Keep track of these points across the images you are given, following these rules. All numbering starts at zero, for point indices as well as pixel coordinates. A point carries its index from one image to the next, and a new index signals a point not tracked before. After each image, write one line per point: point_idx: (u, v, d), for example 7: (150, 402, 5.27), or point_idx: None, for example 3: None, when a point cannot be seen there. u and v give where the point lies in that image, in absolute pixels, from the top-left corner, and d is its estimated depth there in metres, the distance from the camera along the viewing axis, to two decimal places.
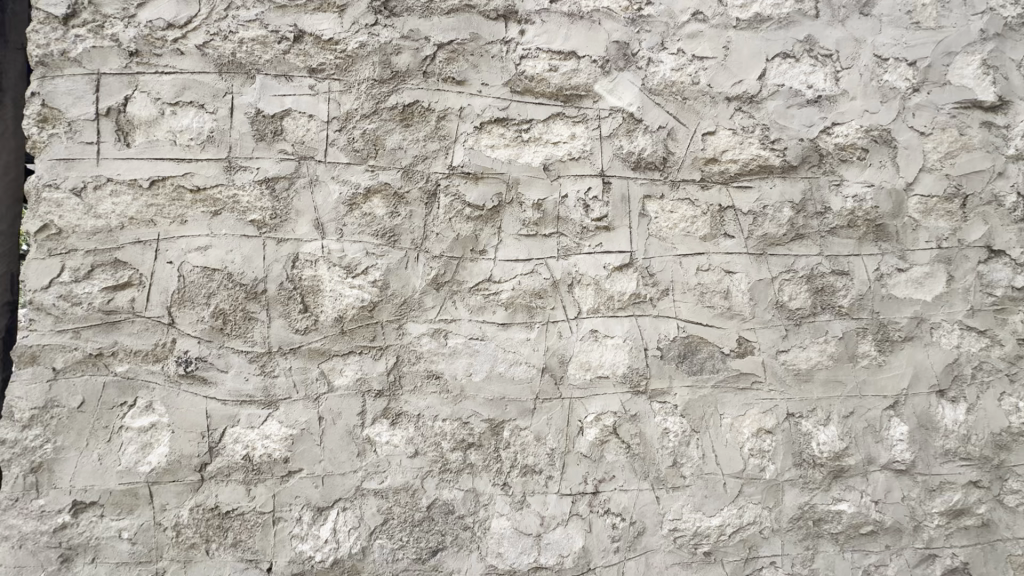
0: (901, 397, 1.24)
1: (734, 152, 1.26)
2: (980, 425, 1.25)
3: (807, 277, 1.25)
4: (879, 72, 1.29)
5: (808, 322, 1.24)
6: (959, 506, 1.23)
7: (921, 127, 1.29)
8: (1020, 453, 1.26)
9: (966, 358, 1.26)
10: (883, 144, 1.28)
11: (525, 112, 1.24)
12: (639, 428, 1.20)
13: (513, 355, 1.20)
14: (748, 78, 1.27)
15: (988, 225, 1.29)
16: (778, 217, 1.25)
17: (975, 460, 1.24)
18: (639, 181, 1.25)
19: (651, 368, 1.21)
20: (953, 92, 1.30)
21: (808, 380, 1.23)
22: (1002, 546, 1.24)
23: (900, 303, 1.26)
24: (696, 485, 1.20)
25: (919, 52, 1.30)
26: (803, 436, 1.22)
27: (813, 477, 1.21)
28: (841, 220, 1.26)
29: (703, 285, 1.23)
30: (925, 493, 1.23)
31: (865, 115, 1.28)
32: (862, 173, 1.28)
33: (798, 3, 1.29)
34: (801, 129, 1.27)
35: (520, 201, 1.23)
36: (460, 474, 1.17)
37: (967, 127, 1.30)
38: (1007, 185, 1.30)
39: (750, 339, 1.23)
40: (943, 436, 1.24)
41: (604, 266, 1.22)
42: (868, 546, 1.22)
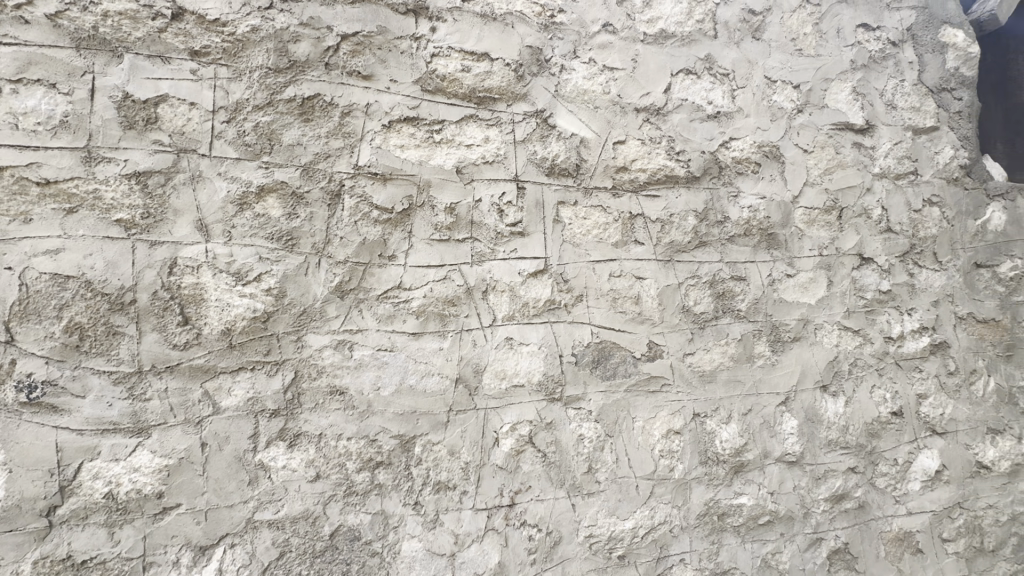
0: (791, 394, 1.34)
1: (643, 161, 1.30)
2: (856, 416, 1.38)
3: (709, 283, 1.31)
4: (769, 93, 1.40)
5: (711, 325, 1.30)
6: (839, 491, 1.35)
7: (804, 145, 1.41)
8: (888, 439, 1.40)
9: (843, 355, 1.39)
10: (773, 159, 1.38)
11: (437, 113, 1.19)
12: (555, 436, 1.19)
13: (425, 366, 1.14)
14: (655, 90, 1.32)
15: (860, 235, 1.43)
16: (682, 226, 1.31)
17: (852, 447, 1.37)
18: (553, 187, 1.24)
19: (566, 375, 1.21)
20: (830, 114, 1.44)
21: (712, 380, 1.29)
22: (876, 524, 1.38)
23: (789, 306, 1.36)
24: (610, 489, 1.21)
25: (802, 77, 1.42)
26: (708, 435, 1.27)
27: (716, 473, 1.27)
28: (738, 229, 1.34)
29: (615, 290, 1.25)
30: (812, 481, 1.33)
31: (757, 131, 1.38)
32: (756, 185, 1.37)
33: (698, 23, 1.36)
34: (703, 142, 1.34)
35: (432, 204, 1.17)
36: (368, 496, 1.09)
37: (841, 146, 1.44)
38: (874, 199, 1.45)
39: (659, 343, 1.27)
40: (826, 427, 1.35)
41: (519, 272, 1.20)
42: (765, 535, 1.29)
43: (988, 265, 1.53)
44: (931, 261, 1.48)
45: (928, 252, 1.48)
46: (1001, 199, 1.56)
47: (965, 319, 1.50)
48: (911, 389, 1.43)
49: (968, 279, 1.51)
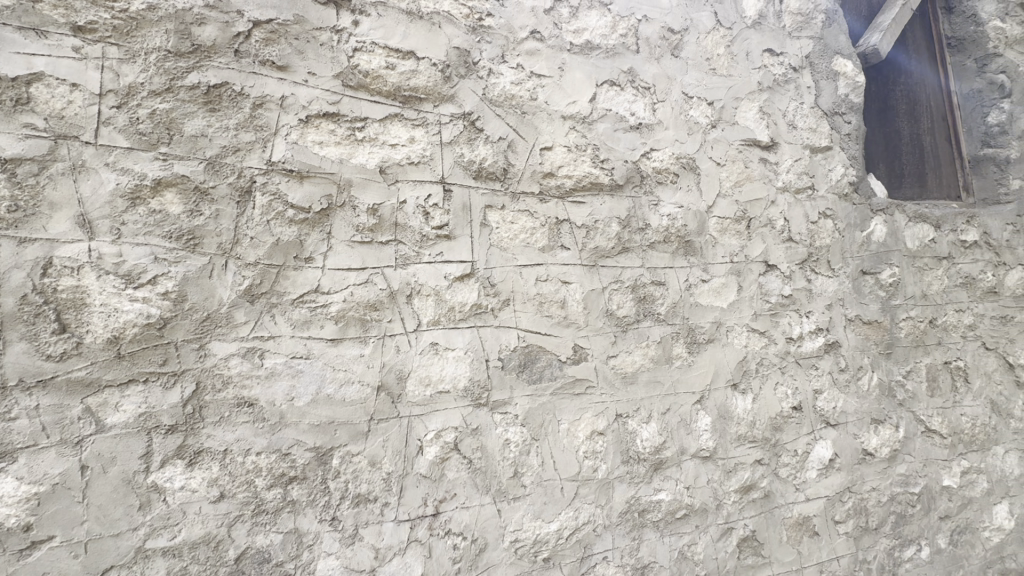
0: (705, 392, 1.41)
1: (570, 168, 1.32)
2: (762, 412, 1.48)
3: (632, 287, 1.36)
4: (686, 108, 1.48)
5: (633, 328, 1.35)
6: (748, 482, 1.44)
7: (718, 158, 1.50)
8: (790, 432, 1.52)
9: (751, 355, 1.49)
10: (690, 170, 1.46)
11: (359, 109, 1.15)
12: (480, 442, 1.18)
13: (345, 373, 1.09)
14: (581, 99, 1.35)
15: (765, 244, 1.55)
16: (606, 232, 1.34)
17: (759, 441, 1.47)
18: (480, 190, 1.23)
19: (492, 380, 1.20)
20: (740, 130, 1.55)
21: (633, 382, 1.34)
22: (779, 511, 1.48)
23: (704, 309, 1.44)
24: (536, 492, 1.22)
25: (715, 94, 1.52)
26: (629, 435, 1.32)
27: (637, 471, 1.32)
28: (658, 236, 1.40)
29: (541, 295, 1.26)
30: (724, 474, 1.42)
31: (675, 143, 1.45)
32: (674, 195, 1.44)
33: (622, 37, 1.41)
34: (626, 151, 1.39)
35: (353, 204, 1.13)
36: (279, 515, 1.02)
37: (749, 161, 1.55)
38: (777, 211, 1.57)
39: (584, 346, 1.30)
40: (736, 423, 1.44)
41: (445, 276, 1.18)
42: (682, 528, 1.35)
43: (872, 272, 1.71)
44: (825, 269, 1.63)
45: (823, 260, 1.63)
46: (882, 213, 1.75)
47: (854, 321, 1.66)
48: (809, 385, 1.56)
49: (856, 285, 1.68)
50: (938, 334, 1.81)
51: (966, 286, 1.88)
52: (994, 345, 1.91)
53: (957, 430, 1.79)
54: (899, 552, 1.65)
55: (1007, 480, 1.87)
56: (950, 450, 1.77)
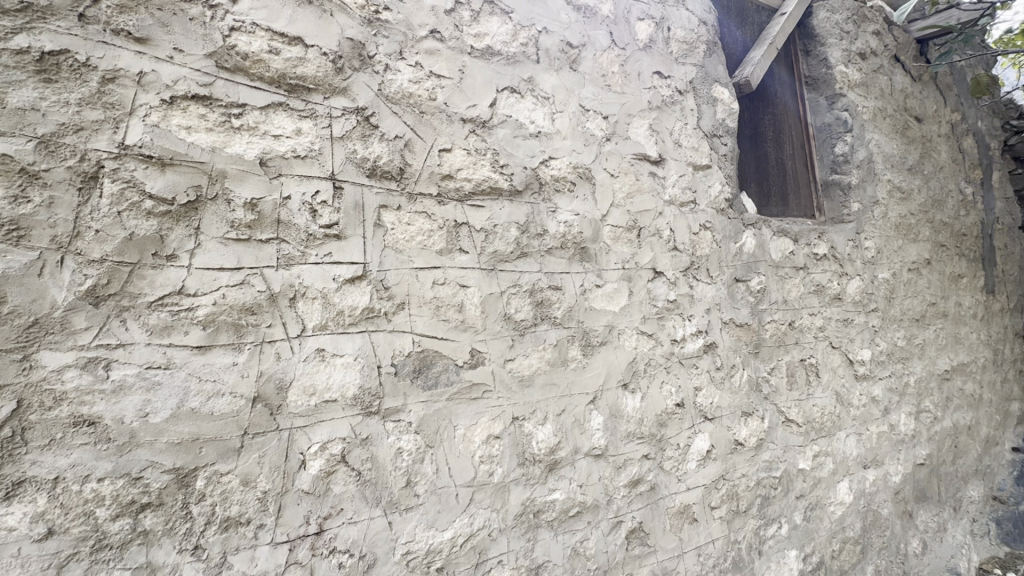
0: (598, 393, 1.48)
1: (469, 171, 1.32)
2: (649, 410, 1.58)
3: (529, 291, 1.38)
4: (583, 120, 1.54)
5: (530, 332, 1.38)
6: (636, 476, 1.52)
7: (611, 170, 1.59)
8: (673, 427, 1.64)
9: (640, 357, 1.58)
10: (586, 180, 1.52)
11: (237, 95, 1.05)
12: (371, 452, 1.12)
13: (214, 384, 0.98)
14: (480, 104, 1.36)
15: (654, 252, 1.66)
16: (505, 236, 1.36)
17: (646, 437, 1.56)
18: (374, 189, 1.18)
19: (384, 387, 1.15)
20: (632, 145, 1.64)
21: (530, 385, 1.36)
22: (663, 502, 1.59)
23: (597, 313, 1.51)
24: (429, 501, 1.19)
25: (610, 109, 1.60)
26: (525, 437, 1.33)
27: (533, 472, 1.34)
28: (555, 242, 1.44)
29: (438, 298, 1.24)
30: (614, 471, 1.49)
31: (573, 153, 1.50)
32: (571, 203, 1.49)
33: (522, 46, 1.44)
34: (525, 158, 1.41)
35: (228, 197, 1.02)
36: (127, 549, 0.89)
37: (640, 174, 1.65)
38: (664, 222, 1.69)
39: (481, 351, 1.30)
40: (626, 420, 1.52)
41: (334, 278, 1.12)
42: (575, 526, 1.40)
43: (743, 279, 1.90)
44: (705, 276, 1.79)
45: (703, 268, 1.78)
46: (752, 227, 1.96)
47: (728, 323, 1.83)
48: (690, 382, 1.70)
49: (730, 291, 1.85)
50: (796, 334, 2.06)
51: (818, 293, 2.16)
52: (839, 344, 2.22)
53: (810, 419, 2.05)
54: (763, 531, 1.84)
55: (847, 460, 2.17)
56: (805, 437, 2.02)
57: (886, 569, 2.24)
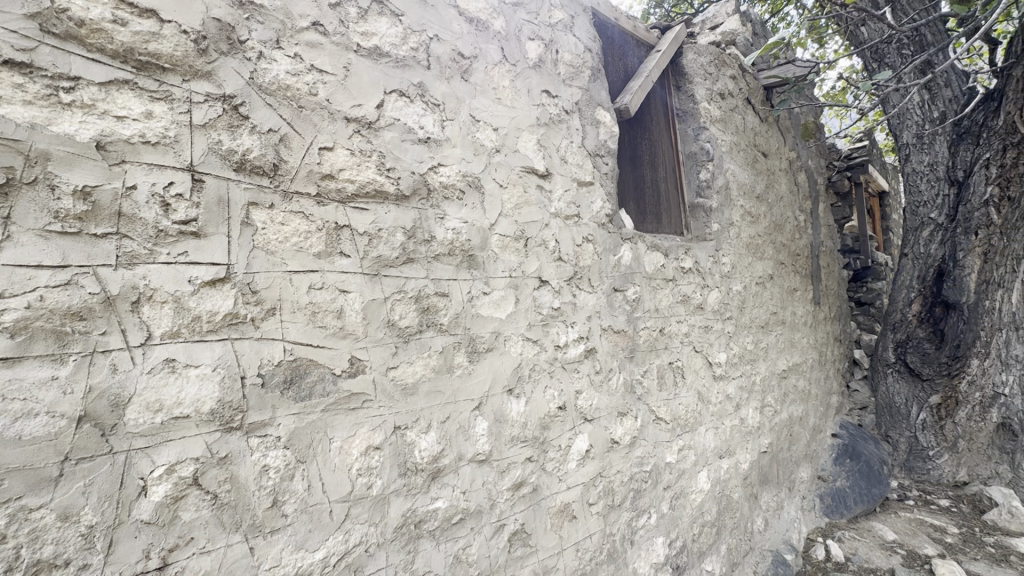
0: (483, 398, 1.50)
1: (352, 172, 1.27)
2: (533, 413, 1.63)
3: (415, 297, 1.36)
4: (473, 129, 1.57)
5: (415, 339, 1.35)
6: (519, 479, 1.57)
7: (500, 181, 1.63)
8: (555, 429, 1.71)
9: (525, 363, 1.64)
10: (475, 189, 1.55)
11: (69, 66, 0.91)
12: (230, 472, 1.02)
13: (24, 403, 0.82)
14: (366, 104, 1.32)
15: (540, 262, 1.73)
16: (391, 241, 1.33)
17: (529, 440, 1.62)
18: (242, 184, 1.09)
19: (249, 400, 1.06)
20: (520, 158, 1.71)
21: (413, 393, 1.33)
22: (545, 502, 1.65)
23: (484, 320, 1.53)
24: (298, 521, 1.11)
25: (499, 122, 1.65)
26: (407, 446, 1.31)
27: (414, 482, 1.31)
28: (443, 248, 1.44)
29: (315, 304, 1.17)
30: (498, 475, 1.51)
31: (462, 162, 1.52)
32: (460, 210, 1.50)
33: (412, 51, 1.43)
34: (413, 163, 1.40)
35: (51, 183, 0.87)
36: None
37: (528, 187, 1.72)
38: (551, 234, 1.78)
39: (362, 358, 1.25)
40: (511, 425, 1.56)
41: (190, 280, 1.00)
42: (457, 533, 1.40)
43: (621, 289, 2.06)
44: (587, 285, 1.90)
45: (585, 278, 1.90)
46: (629, 241, 2.13)
47: (607, 329, 1.97)
48: (571, 386, 1.79)
49: (609, 300, 1.99)
50: (665, 340, 2.27)
51: (684, 302, 2.41)
52: (700, 348, 2.49)
53: (676, 416, 2.27)
54: (635, 521, 1.99)
55: (706, 452, 2.43)
56: (671, 433, 2.23)
57: (736, 547, 2.54)
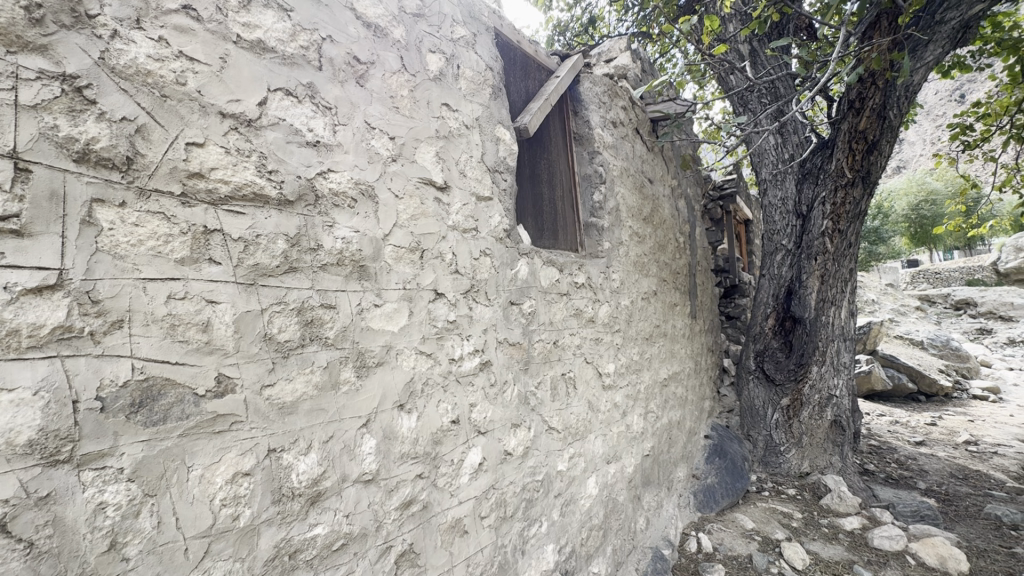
0: (372, 415, 1.44)
1: (226, 172, 1.16)
2: (425, 429, 1.61)
3: (297, 309, 1.28)
4: (367, 137, 1.52)
5: (295, 354, 1.27)
6: (408, 497, 1.52)
7: (396, 191, 1.60)
8: (448, 443, 1.69)
9: (417, 377, 1.61)
10: (368, 198, 1.50)
11: None
12: (53, 514, 0.86)
13: None
14: (246, 100, 1.23)
15: (436, 274, 1.72)
16: (271, 248, 1.23)
17: (420, 456, 1.58)
18: (84, 177, 0.95)
19: (83, 428, 0.91)
20: (418, 169, 1.69)
21: (292, 413, 1.24)
22: (435, 519, 1.62)
23: (374, 333, 1.48)
24: (144, 564, 0.97)
25: (396, 131, 1.62)
26: (283, 471, 1.21)
27: (290, 509, 1.22)
28: (331, 258, 1.37)
29: (175, 316, 1.05)
30: (385, 494, 1.46)
31: (355, 169, 1.47)
32: (351, 219, 1.45)
33: (301, 49, 1.37)
34: (299, 167, 1.32)
35: None
36: None
37: (425, 199, 1.71)
38: (447, 246, 1.77)
39: (231, 376, 1.14)
40: (401, 442, 1.52)
41: (6, 287, 0.85)
42: (338, 560, 1.32)
43: (517, 303, 2.11)
44: (483, 299, 1.92)
45: (482, 292, 1.92)
46: (526, 256, 2.20)
47: (502, 342, 2.00)
48: (465, 399, 1.79)
49: (505, 313, 2.03)
50: (559, 351, 2.37)
51: (577, 316, 2.54)
52: (591, 359, 2.63)
53: (567, 425, 2.36)
54: (526, 531, 2.02)
55: (595, 458, 2.56)
56: (563, 441, 2.32)
57: (620, 547, 2.69)
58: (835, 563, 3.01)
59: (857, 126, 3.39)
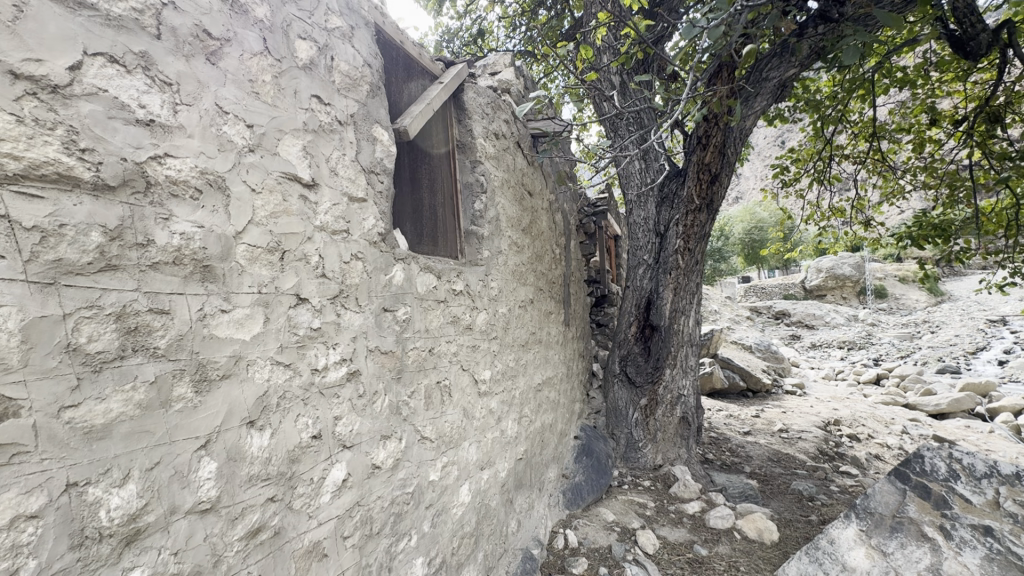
0: (213, 435, 1.27)
1: (19, 145, 0.95)
2: (280, 446, 1.46)
3: (117, 315, 1.09)
4: (218, 121, 1.36)
5: (111, 367, 1.07)
6: (256, 525, 1.37)
7: (253, 184, 1.45)
8: (306, 462, 1.56)
9: (272, 390, 1.46)
10: (216, 190, 1.34)
11: None
12: None
13: None
14: (53, 61, 1.02)
15: (299, 278, 1.59)
16: (82, 242, 1.03)
17: (272, 478, 1.44)
18: None
19: None
20: (280, 163, 1.55)
21: (104, 437, 1.05)
22: (289, 546, 1.48)
23: (220, 342, 1.31)
24: None
25: (256, 119, 1.48)
26: (87, 508, 1.01)
27: (96, 554, 1.02)
28: (165, 256, 1.19)
29: None
30: (227, 524, 1.29)
31: (200, 156, 1.30)
32: (193, 213, 1.27)
33: (134, 12, 1.18)
34: (126, 148, 1.13)
35: None
36: None
37: (288, 196, 1.57)
38: (313, 248, 1.65)
39: (14, 398, 0.92)
40: (248, 463, 1.36)
41: None
42: None
43: (391, 310, 2.03)
44: (354, 305, 1.82)
45: (352, 297, 1.82)
46: (402, 261, 2.13)
47: (373, 351, 1.91)
48: (329, 413, 1.67)
49: (378, 320, 1.95)
50: (434, 359, 2.34)
51: (454, 323, 2.53)
52: (467, 366, 2.63)
53: (441, 434, 2.34)
54: (394, 546, 1.95)
55: (468, 465, 2.56)
56: (436, 451, 2.29)
57: (491, 552, 2.72)
58: (679, 544, 3.38)
59: (703, 159, 3.89)
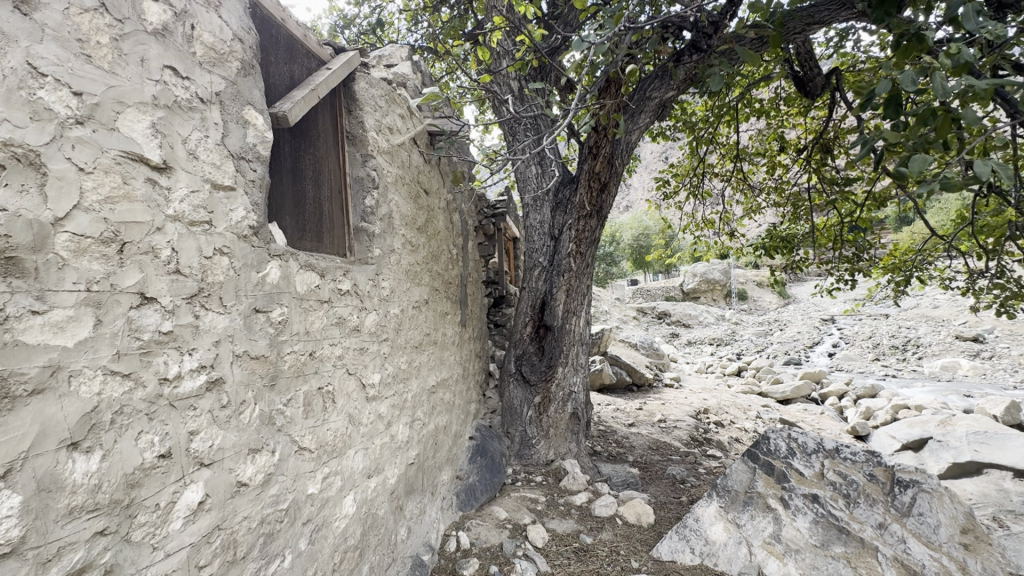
0: (16, 463, 1.05)
1: None
2: (115, 469, 1.26)
3: None
4: (32, 84, 1.13)
5: None
6: (79, 565, 1.16)
7: (82, 163, 1.23)
8: (150, 485, 1.36)
9: (106, 405, 1.25)
10: (28, 166, 1.11)
11: None
12: None
13: None
14: None
15: (144, 274, 1.38)
16: None
17: (103, 508, 1.23)
18: None
19: None
20: (119, 140, 1.33)
21: None
22: None
23: (29, 351, 1.09)
24: None
25: (87, 86, 1.26)
26: None
27: None
28: None
29: None
30: (35, 569, 1.08)
31: (3, 124, 1.07)
32: None
33: None
34: None
35: None
36: None
37: (131, 178, 1.36)
38: (163, 240, 1.44)
39: None
40: (69, 493, 1.15)
41: None
42: None
43: (264, 310, 1.86)
44: (216, 305, 1.63)
45: (215, 297, 1.62)
46: (278, 258, 1.95)
47: (240, 356, 1.72)
48: (182, 428, 1.47)
49: (247, 322, 1.76)
50: (315, 364, 2.18)
51: (339, 325, 2.38)
52: (354, 370, 2.50)
53: (323, 443, 2.19)
54: (263, 570, 1.78)
55: (354, 474, 2.43)
56: (316, 462, 2.13)
57: (379, 562, 2.61)
58: (567, 535, 3.53)
59: (594, 168, 4.11)
